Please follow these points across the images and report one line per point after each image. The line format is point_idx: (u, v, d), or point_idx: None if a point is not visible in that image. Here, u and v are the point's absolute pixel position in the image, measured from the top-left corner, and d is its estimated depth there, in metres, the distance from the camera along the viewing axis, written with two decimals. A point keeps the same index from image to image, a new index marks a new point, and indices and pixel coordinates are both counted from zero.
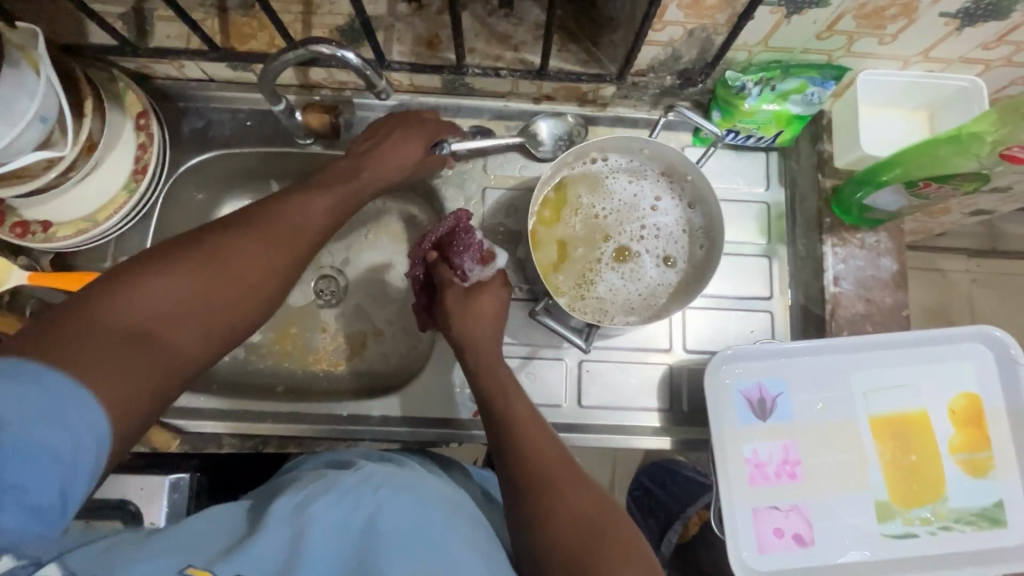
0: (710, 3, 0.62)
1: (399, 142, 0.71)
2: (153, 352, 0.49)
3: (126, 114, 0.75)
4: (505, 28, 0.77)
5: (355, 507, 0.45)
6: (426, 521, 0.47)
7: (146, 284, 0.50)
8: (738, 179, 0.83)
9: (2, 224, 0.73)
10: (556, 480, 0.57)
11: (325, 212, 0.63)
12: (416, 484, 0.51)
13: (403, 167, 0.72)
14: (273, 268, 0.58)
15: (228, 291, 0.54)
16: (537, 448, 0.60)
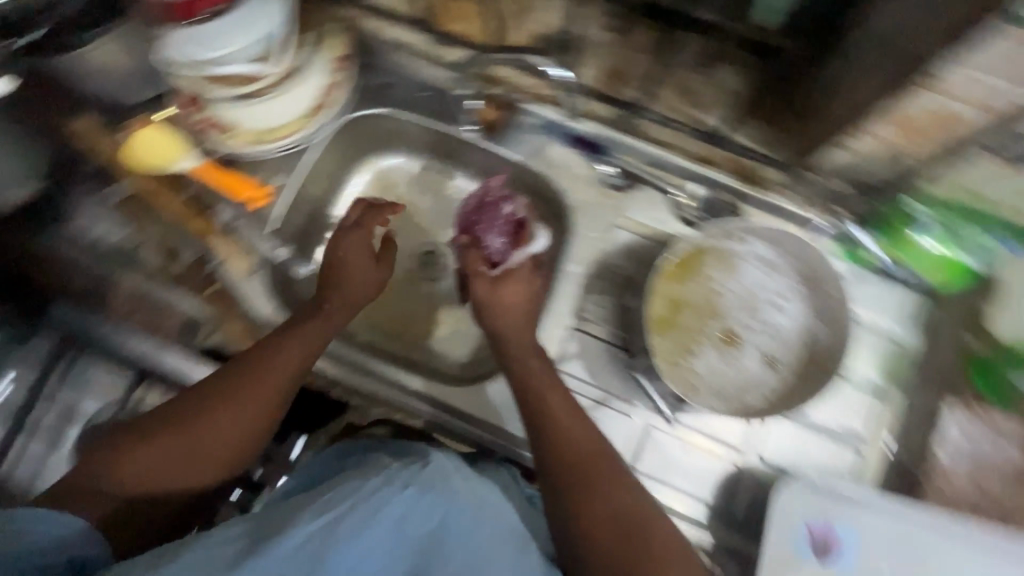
0: (927, 131, 0.59)
1: (348, 263, 0.74)
2: (144, 509, 0.61)
3: (328, 53, 0.82)
4: (695, 85, 0.77)
5: (376, 517, 0.52)
6: (447, 520, 0.55)
7: (136, 450, 0.61)
8: (875, 308, 0.78)
9: (197, 114, 0.82)
10: (588, 479, 0.62)
11: (297, 351, 0.67)
12: (446, 482, 0.57)
13: (360, 284, 0.74)
14: (263, 385, 0.65)
15: (209, 449, 0.63)
16: (570, 442, 0.65)
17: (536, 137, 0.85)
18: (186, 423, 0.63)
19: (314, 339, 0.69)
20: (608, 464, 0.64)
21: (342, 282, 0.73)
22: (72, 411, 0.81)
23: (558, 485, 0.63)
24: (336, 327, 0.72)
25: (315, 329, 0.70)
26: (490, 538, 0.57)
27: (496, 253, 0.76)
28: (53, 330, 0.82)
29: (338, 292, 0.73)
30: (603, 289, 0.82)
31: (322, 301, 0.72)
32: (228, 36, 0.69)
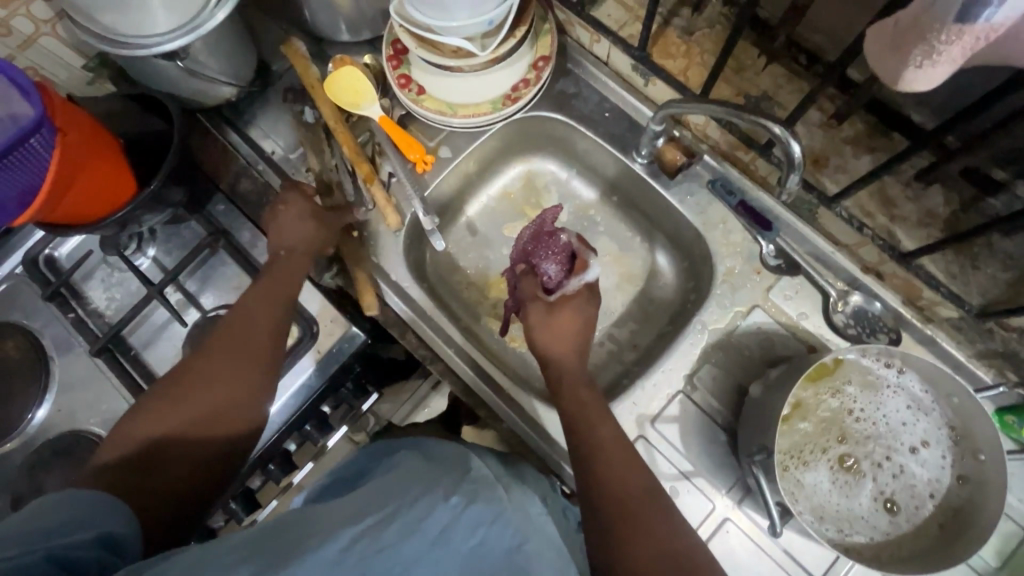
0: None
1: (287, 213, 0.77)
2: (175, 455, 0.60)
3: (533, 51, 0.84)
4: (897, 194, 0.71)
5: (417, 526, 0.47)
6: (494, 538, 0.50)
7: (160, 416, 0.61)
8: (1014, 489, 0.71)
9: (395, 69, 0.85)
10: (635, 525, 0.55)
11: (267, 313, 0.71)
12: (490, 496, 0.53)
13: (303, 227, 0.77)
14: (234, 351, 0.67)
15: (194, 410, 0.63)
16: (618, 479, 0.59)
17: (706, 192, 0.83)
18: (206, 385, 0.64)
19: (280, 296, 0.73)
20: (660, 510, 0.57)
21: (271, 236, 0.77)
22: (193, 299, 0.86)
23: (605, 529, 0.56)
24: (293, 279, 0.75)
25: (275, 289, 0.73)
26: (539, 559, 0.51)
27: (552, 281, 0.76)
28: (204, 220, 0.87)
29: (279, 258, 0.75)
30: (723, 364, 0.78)
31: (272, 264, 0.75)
32: (457, 9, 0.71)
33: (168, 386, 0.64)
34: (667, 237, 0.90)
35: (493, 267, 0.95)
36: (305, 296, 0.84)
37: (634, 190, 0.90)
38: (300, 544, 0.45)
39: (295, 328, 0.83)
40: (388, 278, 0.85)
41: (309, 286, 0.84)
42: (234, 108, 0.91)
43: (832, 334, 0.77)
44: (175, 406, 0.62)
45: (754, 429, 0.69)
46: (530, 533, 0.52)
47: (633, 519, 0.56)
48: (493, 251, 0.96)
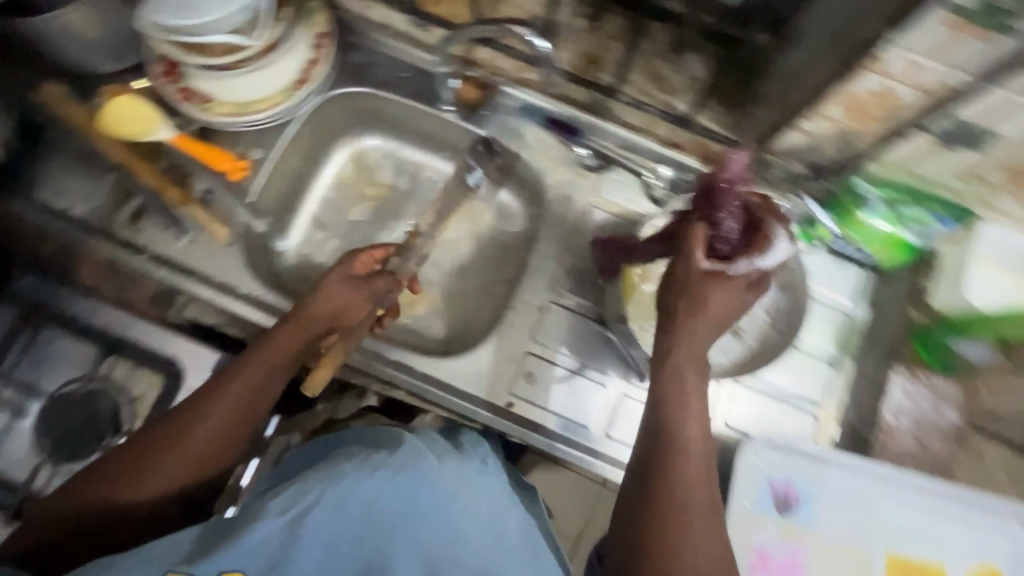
0: (873, 112, 0.65)
1: (327, 296, 0.70)
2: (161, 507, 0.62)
3: (309, 30, 0.83)
4: (665, 71, 0.80)
5: (337, 506, 0.53)
6: (422, 498, 0.55)
7: (145, 478, 0.60)
8: (829, 283, 0.83)
9: (172, 84, 0.81)
10: (666, 493, 0.57)
11: (248, 393, 0.64)
12: (419, 462, 0.57)
13: (342, 310, 0.70)
14: (195, 437, 0.62)
15: (150, 493, 0.60)
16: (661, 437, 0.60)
17: (517, 119, 0.88)
18: (193, 449, 0.61)
19: (269, 370, 0.66)
20: (686, 470, 0.58)
21: (300, 307, 0.69)
22: (31, 388, 0.78)
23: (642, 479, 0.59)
24: (290, 350, 0.67)
25: (263, 363, 0.65)
26: (467, 518, 0.56)
27: (723, 241, 0.68)
28: (13, 302, 0.80)
29: (289, 325, 0.68)
30: (580, 266, 0.85)
31: (285, 325, 0.68)
32: (208, 3, 0.70)
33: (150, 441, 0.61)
34: (502, 174, 0.94)
35: (350, 254, 0.94)
36: (151, 339, 0.79)
37: (456, 139, 0.93)
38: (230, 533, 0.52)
39: (158, 377, 0.80)
40: (238, 294, 0.81)
41: (153, 328, 0.79)
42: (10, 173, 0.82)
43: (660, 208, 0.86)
44: (159, 465, 0.60)
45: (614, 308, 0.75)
46: (467, 500, 0.57)
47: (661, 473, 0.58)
48: (345, 238, 0.95)
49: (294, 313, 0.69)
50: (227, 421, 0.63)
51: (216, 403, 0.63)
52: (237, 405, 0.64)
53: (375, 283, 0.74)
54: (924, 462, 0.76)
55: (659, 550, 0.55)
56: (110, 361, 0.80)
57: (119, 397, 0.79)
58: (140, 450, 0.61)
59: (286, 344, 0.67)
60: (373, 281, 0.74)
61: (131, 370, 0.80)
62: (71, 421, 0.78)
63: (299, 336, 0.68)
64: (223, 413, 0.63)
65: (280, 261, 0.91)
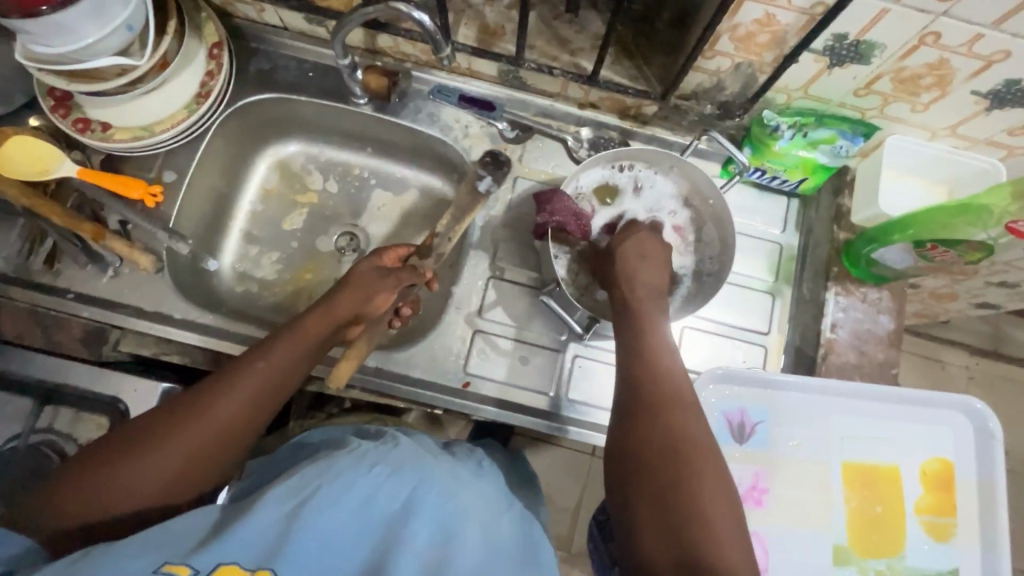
0: (761, 40, 0.66)
1: (358, 285, 0.73)
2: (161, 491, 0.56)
3: (202, 42, 0.81)
4: (567, 33, 0.81)
5: (343, 494, 0.51)
6: (421, 495, 0.53)
7: (149, 456, 0.56)
8: (757, 217, 0.87)
9: (66, 117, 0.78)
10: (672, 445, 0.56)
11: (275, 368, 0.63)
12: (420, 462, 0.57)
13: (371, 298, 0.73)
14: (217, 405, 0.59)
15: (154, 470, 0.56)
16: (651, 396, 0.59)
17: (431, 102, 0.88)
18: (207, 426, 0.58)
19: (298, 351, 0.66)
20: (684, 422, 0.58)
21: (330, 294, 0.72)
22: None
23: (639, 446, 0.57)
24: (319, 332, 0.68)
25: (293, 343, 0.66)
26: (466, 518, 0.54)
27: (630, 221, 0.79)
28: None
29: (322, 306, 0.69)
30: (516, 237, 0.85)
31: (315, 309, 0.70)
32: (82, 24, 0.66)
33: (164, 417, 0.58)
34: (428, 160, 0.94)
35: (288, 263, 0.92)
36: (88, 381, 0.76)
37: (376, 132, 0.92)
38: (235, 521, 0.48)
39: (103, 419, 0.77)
40: (173, 320, 0.79)
41: (89, 369, 0.77)
42: None
43: None
44: (171, 440, 0.57)
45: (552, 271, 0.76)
46: (464, 499, 0.56)
47: (658, 428, 0.57)
48: (280, 249, 0.93)
49: (327, 302, 0.70)
50: (249, 399, 0.61)
51: (241, 380, 0.61)
52: (263, 384, 0.62)
53: (405, 280, 0.77)
54: (869, 371, 0.79)
55: (662, 499, 0.54)
56: (49, 411, 0.77)
57: (65, 447, 0.76)
58: (150, 428, 0.58)
59: (313, 329, 0.68)
60: (399, 272, 0.77)
61: (74, 417, 0.77)
62: (11, 479, 0.73)
63: (328, 321, 0.69)
64: (247, 391, 0.61)
65: (216, 281, 0.89)
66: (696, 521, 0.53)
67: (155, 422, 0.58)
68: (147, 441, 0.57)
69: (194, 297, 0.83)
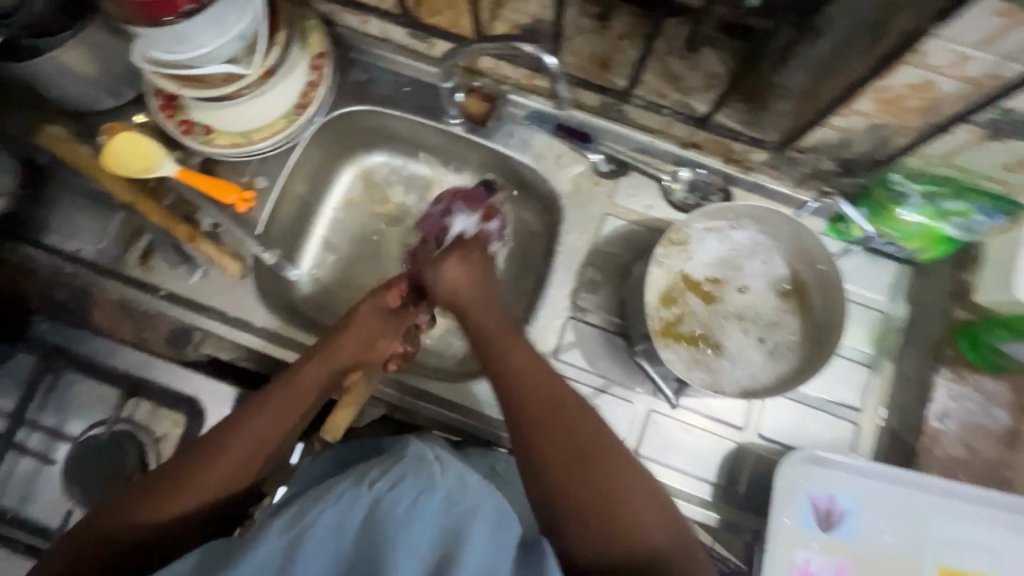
0: (910, 104, 0.60)
1: (356, 326, 0.73)
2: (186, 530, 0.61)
3: (307, 51, 0.80)
4: (679, 68, 0.75)
5: (342, 523, 0.52)
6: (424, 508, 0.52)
7: (169, 502, 0.60)
8: (861, 282, 0.80)
9: (172, 118, 0.79)
10: (582, 440, 0.59)
11: (272, 424, 0.65)
12: (420, 467, 0.56)
13: (371, 343, 0.74)
14: (215, 465, 0.61)
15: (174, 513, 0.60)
16: (534, 400, 0.61)
17: (525, 128, 0.85)
18: (219, 472, 0.61)
19: (293, 406, 0.66)
20: (590, 424, 0.60)
21: (325, 343, 0.71)
22: (56, 433, 0.78)
23: (549, 452, 0.58)
24: (316, 385, 0.69)
25: (289, 398, 0.66)
26: (472, 518, 0.52)
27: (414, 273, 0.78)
28: (31, 348, 0.79)
29: (318, 357, 0.70)
30: (599, 278, 0.82)
31: (312, 358, 0.70)
32: (200, 33, 0.67)
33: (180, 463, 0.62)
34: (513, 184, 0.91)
35: (362, 274, 0.92)
36: (172, 378, 0.78)
37: (463, 151, 0.90)
38: (238, 550, 0.51)
39: (180, 416, 0.79)
40: (254, 327, 0.80)
41: (174, 368, 0.79)
42: (16, 218, 0.81)
43: (678, 212, 0.82)
44: (187, 487, 0.60)
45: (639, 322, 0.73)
46: (471, 500, 0.54)
47: (569, 431, 0.59)
48: (356, 261, 0.92)
49: (327, 345, 0.71)
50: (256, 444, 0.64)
51: (248, 427, 0.64)
52: (268, 430, 0.64)
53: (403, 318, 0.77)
54: (975, 467, 0.72)
55: (580, 516, 0.56)
56: (131, 403, 0.79)
57: (142, 439, 0.78)
58: (167, 476, 0.61)
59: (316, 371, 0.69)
60: (400, 315, 0.77)
61: (152, 410, 0.79)
62: (92, 468, 0.77)
63: (327, 366, 0.70)
64: (253, 438, 0.63)
65: (293, 287, 0.89)
66: (629, 510, 0.56)
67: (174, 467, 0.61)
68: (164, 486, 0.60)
69: (274, 304, 0.84)
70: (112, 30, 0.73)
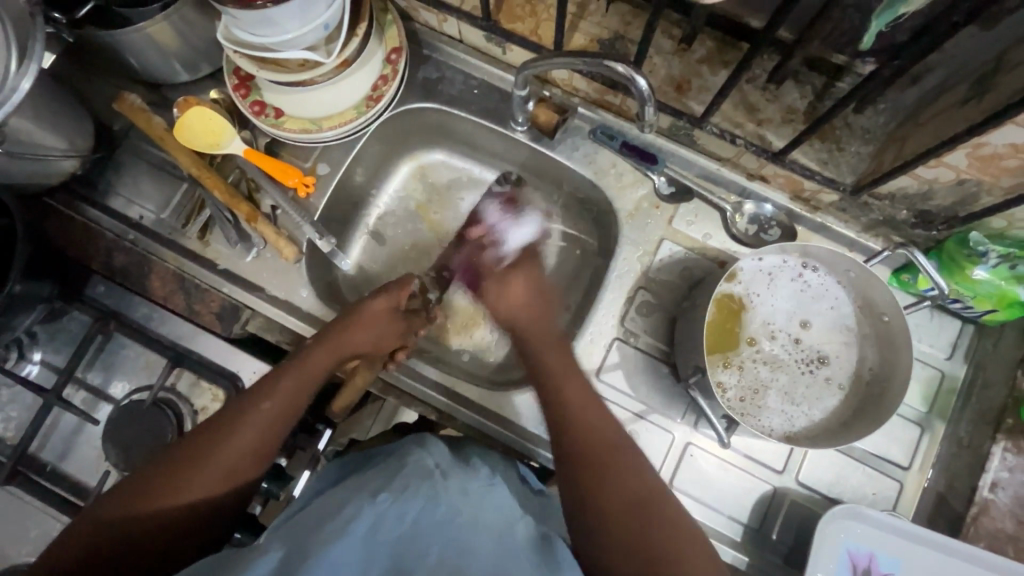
0: (1007, 165, 0.57)
1: (366, 316, 0.73)
2: (194, 513, 0.59)
3: (383, 45, 0.81)
4: (758, 100, 0.74)
5: (346, 530, 0.50)
6: (430, 518, 0.53)
7: (190, 478, 0.59)
8: (922, 337, 0.77)
9: (245, 98, 0.80)
10: (661, 542, 0.54)
11: (284, 409, 0.65)
12: (423, 483, 0.57)
13: (377, 335, 0.74)
14: (231, 449, 0.61)
15: (192, 489, 0.59)
16: (614, 497, 0.57)
17: (590, 142, 0.84)
18: (237, 449, 0.62)
19: (305, 389, 0.68)
20: (636, 466, 0.60)
21: (341, 325, 0.72)
22: (101, 393, 0.81)
23: (625, 555, 0.55)
24: (325, 368, 0.70)
25: (298, 380, 0.67)
26: (475, 528, 0.54)
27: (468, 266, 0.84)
28: (86, 308, 0.83)
29: (328, 342, 0.70)
30: (650, 302, 0.81)
31: (320, 344, 0.71)
32: (287, 21, 0.66)
33: (202, 438, 0.62)
34: (569, 196, 0.90)
35: (410, 269, 0.92)
36: (219, 354, 0.81)
37: (523, 158, 0.89)
38: (237, 558, 0.48)
39: (220, 390, 0.82)
40: (301, 312, 0.81)
41: (224, 345, 0.82)
42: (83, 181, 0.82)
43: (736, 243, 0.81)
44: (207, 460, 0.60)
45: (688, 352, 0.72)
46: (472, 512, 0.55)
47: (647, 535, 0.55)
48: (404, 257, 0.93)
49: (343, 327, 0.72)
50: (273, 419, 0.64)
51: (270, 401, 0.64)
52: (284, 410, 0.65)
53: (405, 317, 0.78)
54: None
55: (626, 573, 0.54)
56: (176, 372, 0.82)
57: (182, 408, 0.81)
58: (189, 449, 0.61)
59: (331, 350, 0.71)
60: (410, 317, 0.79)
61: (194, 382, 0.82)
62: (135, 432, 0.78)
63: (339, 351, 0.71)
64: (271, 412, 0.64)
65: (341, 276, 0.90)
66: (681, 573, 0.53)
67: (195, 442, 0.61)
68: (182, 461, 0.60)
69: (322, 290, 0.84)
70: (199, 8, 0.74)
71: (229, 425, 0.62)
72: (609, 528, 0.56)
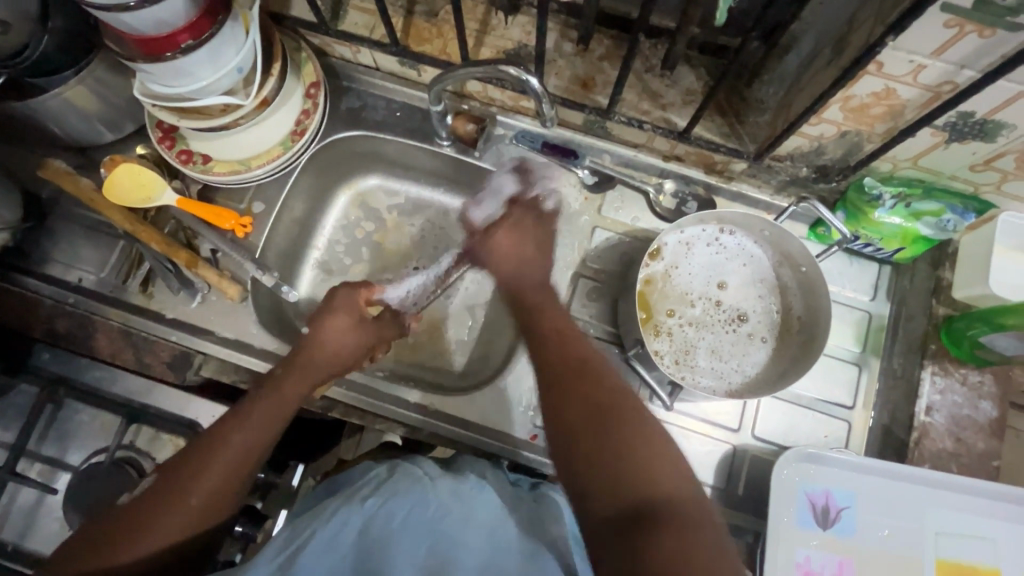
0: (875, 112, 0.63)
1: (330, 319, 0.71)
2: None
3: (301, 81, 0.84)
4: (657, 86, 0.79)
5: (337, 536, 0.52)
6: (416, 515, 0.54)
7: (124, 549, 0.56)
8: (845, 283, 0.82)
9: (171, 148, 0.82)
10: (622, 437, 0.52)
11: (237, 466, 0.61)
12: (412, 485, 0.56)
13: (346, 348, 0.71)
14: (176, 529, 0.58)
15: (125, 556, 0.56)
16: (578, 400, 0.55)
17: (513, 147, 0.88)
18: (178, 514, 0.58)
19: (272, 420, 0.64)
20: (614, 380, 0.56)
21: (304, 346, 0.69)
22: (57, 463, 0.79)
23: (593, 449, 0.52)
24: (296, 398, 0.67)
25: (247, 439, 0.62)
26: (463, 524, 0.54)
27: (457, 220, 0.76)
28: (33, 379, 0.82)
29: (296, 369, 0.67)
30: (594, 287, 0.84)
31: (291, 367, 0.67)
32: (197, 68, 0.68)
33: (141, 509, 0.57)
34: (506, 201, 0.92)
35: None
36: (173, 405, 0.81)
37: (454, 171, 0.93)
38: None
39: (180, 441, 0.81)
40: (253, 349, 0.82)
41: (178, 395, 0.82)
42: (16, 253, 0.82)
43: (662, 222, 0.85)
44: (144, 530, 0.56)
45: (629, 325, 0.76)
46: (461, 507, 0.56)
47: (609, 434, 0.53)
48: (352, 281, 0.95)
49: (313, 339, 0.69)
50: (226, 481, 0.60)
51: (218, 464, 0.60)
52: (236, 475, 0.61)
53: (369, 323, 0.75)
54: (966, 460, 0.75)
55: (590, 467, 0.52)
56: (134, 429, 0.81)
57: (142, 464, 0.80)
58: (132, 517, 0.57)
59: (284, 396, 0.65)
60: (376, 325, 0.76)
61: (153, 436, 0.81)
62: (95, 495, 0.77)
63: (305, 377, 0.68)
64: (223, 474, 0.60)
65: (292, 308, 0.91)
66: (647, 465, 0.51)
67: (135, 512, 0.57)
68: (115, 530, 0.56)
69: (272, 324, 0.85)
70: (112, 68, 0.76)
71: (177, 493, 0.58)
72: (577, 437, 0.53)
